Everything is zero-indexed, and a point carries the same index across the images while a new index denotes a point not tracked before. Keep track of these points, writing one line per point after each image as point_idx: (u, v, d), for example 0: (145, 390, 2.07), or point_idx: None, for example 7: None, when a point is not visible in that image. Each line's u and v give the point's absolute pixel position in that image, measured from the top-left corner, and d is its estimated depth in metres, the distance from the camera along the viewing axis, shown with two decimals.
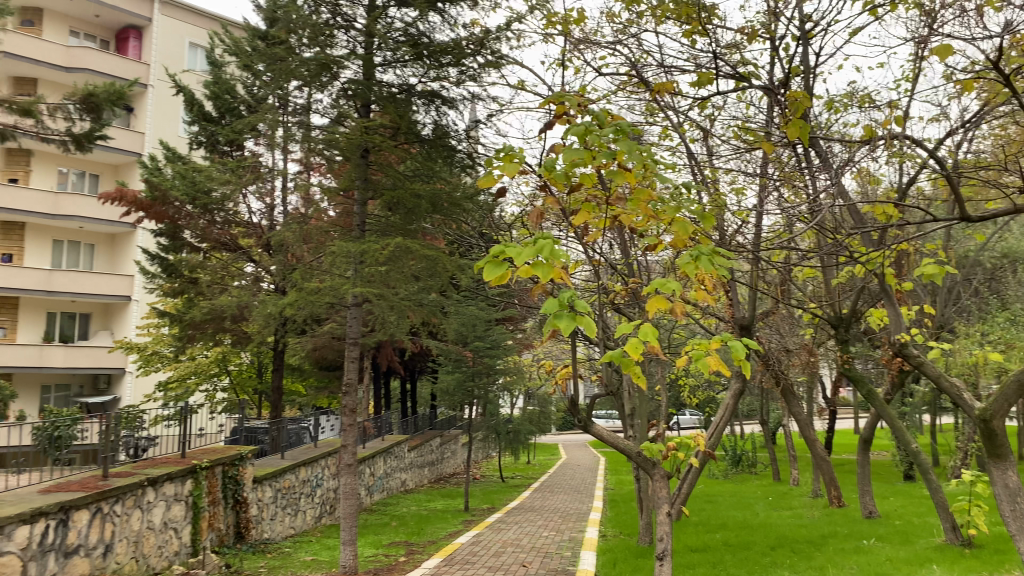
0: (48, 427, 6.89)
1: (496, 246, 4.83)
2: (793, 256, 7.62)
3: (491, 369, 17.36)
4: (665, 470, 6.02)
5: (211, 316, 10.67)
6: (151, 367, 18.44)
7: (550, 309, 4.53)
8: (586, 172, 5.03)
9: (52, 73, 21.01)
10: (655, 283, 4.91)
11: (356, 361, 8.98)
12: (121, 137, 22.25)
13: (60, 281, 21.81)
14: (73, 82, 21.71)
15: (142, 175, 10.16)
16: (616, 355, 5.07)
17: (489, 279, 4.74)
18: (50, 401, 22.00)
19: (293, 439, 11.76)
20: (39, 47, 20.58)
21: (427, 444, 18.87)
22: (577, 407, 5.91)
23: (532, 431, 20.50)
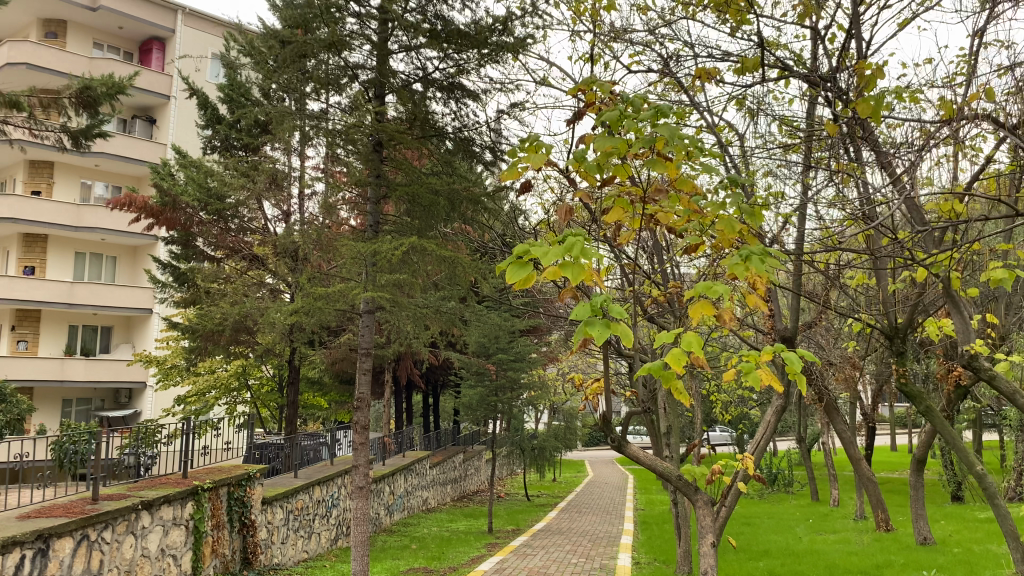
0: (66, 441, 6.87)
1: (520, 245, 4.32)
2: (841, 259, 7.04)
3: (515, 382, 16.85)
4: (708, 495, 5.45)
5: (224, 328, 10.30)
6: (169, 380, 18.14)
7: (581, 314, 4.00)
8: (619, 163, 4.50)
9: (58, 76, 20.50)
10: (700, 286, 4.36)
11: (371, 375, 8.52)
12: (142, 147, 22.14)
13: (82, 293, 21.65)
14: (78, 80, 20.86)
15: (153, 181, 9.83)
16: (656, 367, 4.51)
17: (512, 281, 4.21)
18: (71, 415, 21.83)
19: (310, 456, 11.34)
20: (57, 56, 20.39)
21: (450, 461, 18.37)
22: (610, 426, 5.36)
23: (558, 447, 19.94)
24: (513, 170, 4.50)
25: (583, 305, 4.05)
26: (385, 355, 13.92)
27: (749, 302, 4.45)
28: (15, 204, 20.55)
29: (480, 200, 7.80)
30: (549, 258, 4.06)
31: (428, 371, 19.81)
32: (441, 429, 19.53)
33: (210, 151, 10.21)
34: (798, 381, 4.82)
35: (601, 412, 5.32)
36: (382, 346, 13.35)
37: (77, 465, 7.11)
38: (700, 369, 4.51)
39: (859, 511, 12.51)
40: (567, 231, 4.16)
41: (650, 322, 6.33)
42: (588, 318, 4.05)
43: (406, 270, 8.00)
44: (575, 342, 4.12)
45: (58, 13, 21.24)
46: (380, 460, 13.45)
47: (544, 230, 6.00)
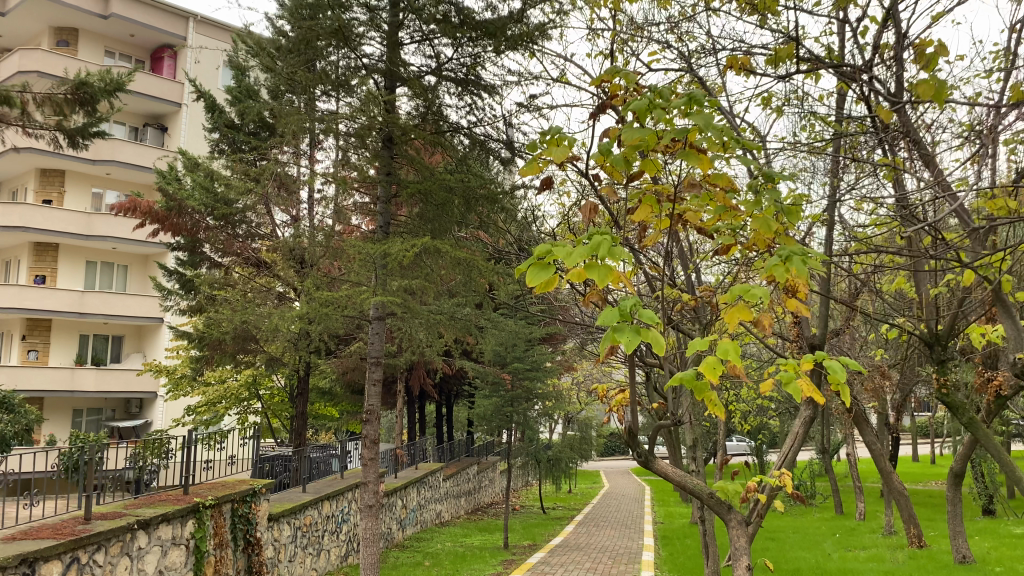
0: (74, 453, 6.63)
1: (540, 246, 3.98)
2: (874, 261, 6.71)
3: (531, 391, 16.54)
4: (742, 514, 5.08)
5: (232, 336, 10.03)
6: (179, 391, 17.89)
7: (608, 319, 3.65)
8: (648, 156, 4.18)
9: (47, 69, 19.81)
10: (738, 289, 4.02)
11: (381, 385, 8.21)
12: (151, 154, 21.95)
13: (93, 303, 21.46)
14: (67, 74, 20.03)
15: (158, 185, 9.60)
16: (690, 377, 4.16)
17: (533, 286, 3.86)
18: (81, 425, 21.65)
19: (320, 469, 11.02)
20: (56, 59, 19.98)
21: (464, 473, 18.02)
22: (636, 440, 5.00)
23: (574, 459, 19.54)
24: (533, 167, 4.15)
25: (610, 308, 3.71)
26: (398, 365, 13.63)
27: (787, 306, 4.11)
28: (26, 213, 20.39)
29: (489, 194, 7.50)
30: (573, 260, 3.71)
31: (441, 380, 19.49)
32: (455, 440, 19.19)
33: (216, 155, 9.93)
34: (841, 392, 4.48)
35: (626, 424, 4.98)
36: (396, 355, 13.06)
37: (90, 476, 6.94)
38: (737, 378, 4.16)
39: (888, 525, 12.08)
40: (592, 230, 3.81)
41: (676, 329, 5.98)
42: (616, 323, 3.70)
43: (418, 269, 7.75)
44: (601, 350, 3.78)
45: (69, 21, 21.16)
46: (392, 472, 13.12)
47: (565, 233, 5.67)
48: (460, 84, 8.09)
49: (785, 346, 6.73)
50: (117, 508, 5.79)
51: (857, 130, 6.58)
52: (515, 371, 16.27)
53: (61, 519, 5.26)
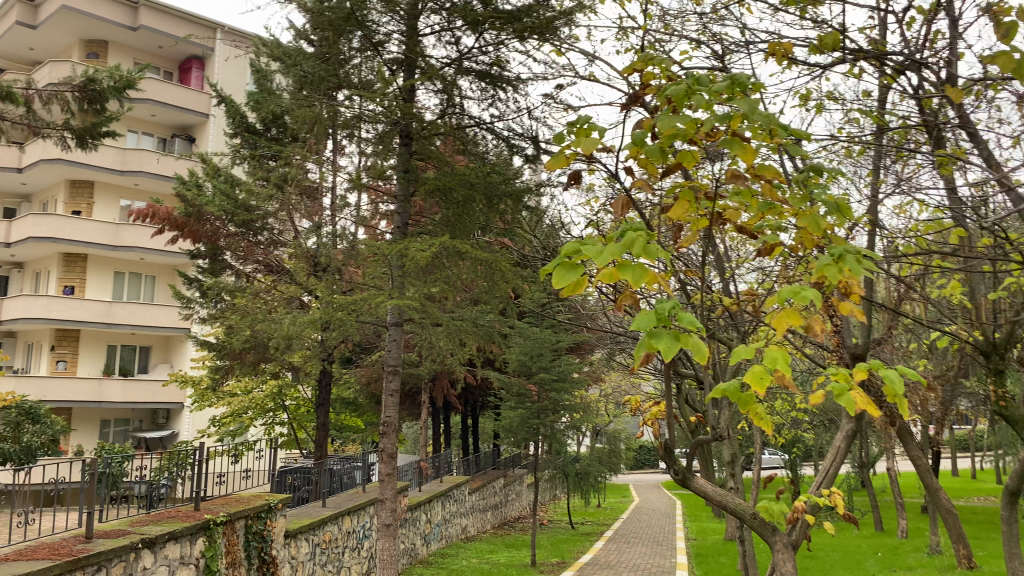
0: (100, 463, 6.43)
1: (570, 244, 3.66)
2: (920, 263, 6.32)
3: (558, 402, 16.17)
4: (788, 538, 4.69)
5: (252, 345, 9.83)
6: (204, 402, 17.79)
7: (644, 324, 3.32)
8: (686, 148, 3.86)
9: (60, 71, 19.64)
10: (785, 291, 3.66)
11: (400, 396, 7.94)
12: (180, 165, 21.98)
13: (120, 313, 21.48)
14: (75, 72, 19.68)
15: (177, 192, 9.46)
16: (734, 389, 3.81)
17: (561, 287, 3.54)
18: (109, 436, 21.67)
19: (343, 482, 10.76)
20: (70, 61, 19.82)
21: (490, 486, 17.67)
22: (672, 455, 4.65)
23: (603, 472, 19.12)
24: (561, 159, 3.85)
25: (646, 312, 3.38)
26: (422, 374, 13.36)
27: (839, 310, 3.75)
28: (55, 224, 20.51)
29: (512, 192, 7.23)
30: (607, 259, 3.39)
31: (467, 391, 19.19)
32: (482, 452, 18.86)
33: (237, 161, 9.74)
34: (898, 405, 4.09)
35: (661, 438, 4.64)
36: (420, 365, 12.78)
37: (111, 489, 6.82)
38: (784, 388, 3.80)
39: (934, 544, 11.53)
40: (626, 226, 3.48)
41: (713, 337, 5.62)
42: (652, 329, 3.37)
43: (440, 272, 7.49)
44: (636, 358, 3.44)
45: (99, 33, 21.31)
46: (416, 486, 12.83)
47: (595, 233, 5.36)
48: (485, 84, 7.83)
49: (829, 355, 6.35)
50: (123, 526, 5.57)
51: (905, 126, 6.21)
52: (542, 383, 15.94)
53: (62, 538, 5.05)
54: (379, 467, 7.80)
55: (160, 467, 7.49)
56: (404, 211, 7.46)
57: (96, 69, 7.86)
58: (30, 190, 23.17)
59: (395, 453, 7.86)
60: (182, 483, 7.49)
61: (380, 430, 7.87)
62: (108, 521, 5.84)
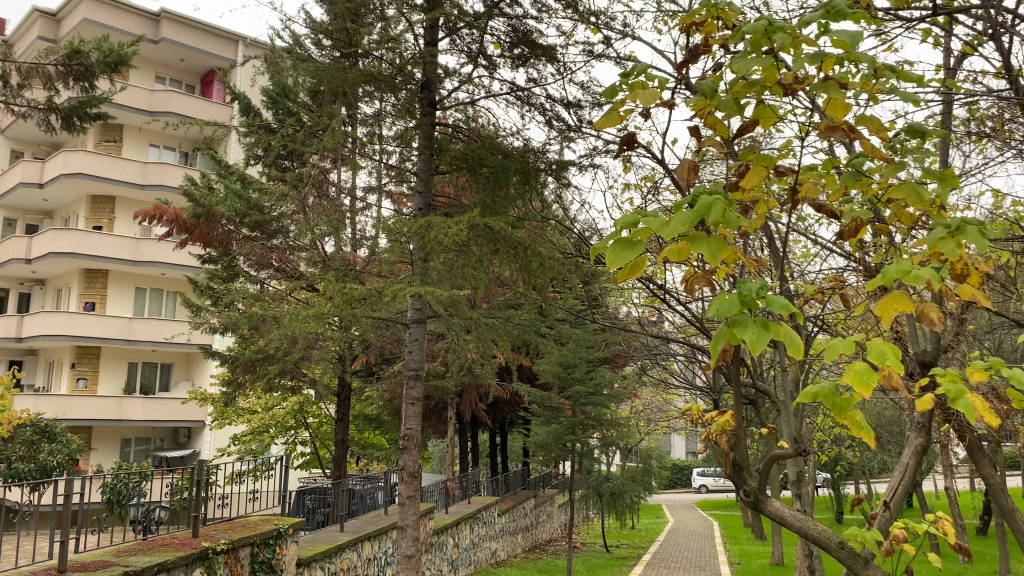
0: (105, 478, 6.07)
1: (626, 217, 2.99)
2: (1005, 251, 5.64)
3: (591, 417, 15.45)
4: (885, 572, 3.92)
5: (267, 356, 9.26)
6: (224, 419, 17.28)
7: (726, 309, 2.64)
8: (765, 103, 3.22)
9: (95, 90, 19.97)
10: (894, 270, 2.94)
11: (422, 409, 7.30)
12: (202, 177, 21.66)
13: (141, 330, 21.11)
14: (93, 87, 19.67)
15: (186, 193, 8.97)
16: (830, 392, 3.09)
17: (616, 268, 2.86)
18: (130, 455, 21.27)
19: (365, 504, 10.13)
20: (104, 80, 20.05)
21: (520, 507, 16.94)
22: (742, 473, 3.93)
23: (638, 492, 18.31)
24: (615, 116, 3.19)
25: (728, 293, 2.70)
26: (449, 388, 12.75)
27: (962, 296, 3.04)
28: (76, 239, 20.25)
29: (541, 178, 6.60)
30: (676, 231, 2.71)
31: (496, 407, 18.54)
32: (511, 471, 18.13)
33: (252, 161, 9.22)
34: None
35: (727, 455, 3.94)
36: (448, 377, 12.14)
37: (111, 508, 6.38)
38: (890, 387, 3.10)
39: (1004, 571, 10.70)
40: (697, 190, 2.81)
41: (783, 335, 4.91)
42: (737, 313, 2.67)
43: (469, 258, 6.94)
44: (715, 352, 2.76)
45: None
46: (443, 507, 12.17)
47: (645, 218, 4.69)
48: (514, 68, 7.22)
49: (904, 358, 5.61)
50: (105, 557, 4.98)
51: (978, 99, 5.57)
52: (576, 397, 15.35)
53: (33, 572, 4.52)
54: (401, 488, 7.17)
55: (161, 487, 6.94)
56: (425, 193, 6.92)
57: (82, 40, 7.89)
58: (53, 206, 23.01)
59: (417, 472, 7.22)
60: (186, 508, 6.88)
61: (401, 445, 7.27)
62: (93, 550, 5.28)
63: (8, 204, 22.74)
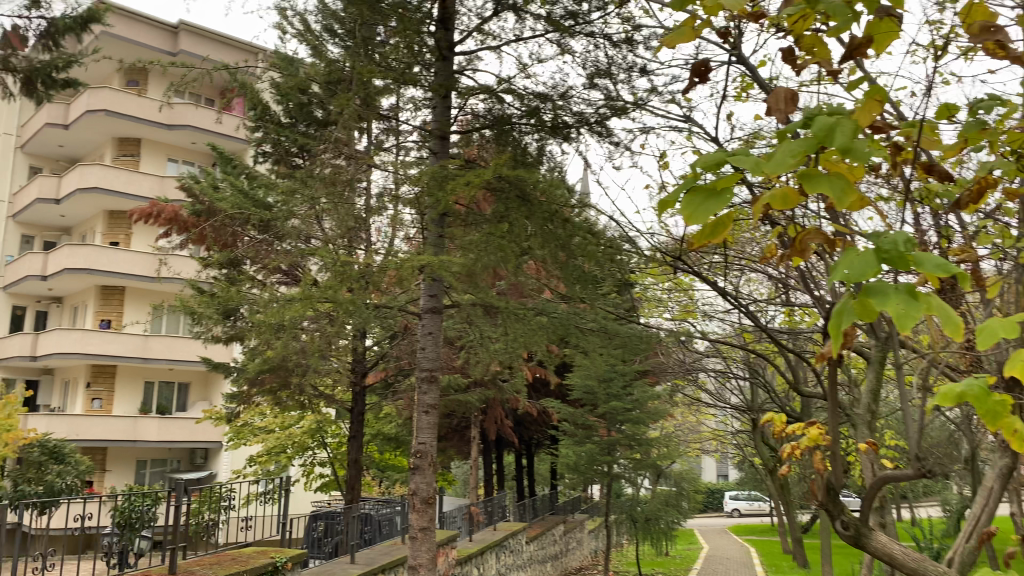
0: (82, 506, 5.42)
1: (707, 156, 2.26)
2: None
3: (624, 436, 14.69)
4: None
5: (274, 369, 8.58)
6: (240, 440, 16.60)
7: (862, 272, 1.87)
8: (879, 16, 2.48)
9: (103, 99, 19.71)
10: None
11: (437, 427, 6.58)
12: None
13: (157, 348, 20.57)
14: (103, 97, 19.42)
15: (188, 192, 8.38)
16: (978, 392, 2.30)
17: (696, 222, 2.12)
18: (145, 477, 20.68)
19: (382, 531, 9.34)
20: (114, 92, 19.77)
21: (549, 534, 16.05)
22: (838, 501, 3.13)
23: (673, 518, 17.36)
24: (687, 32, 2.47)
25: (859, 253, 1.93)
26: (473, 404, 11.97)
27: None
28: (91, 254, 19.84)
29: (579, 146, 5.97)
30: (786, 162, 1.95)
31: (523, 427, 17.74)
32: (539, 496, 17.27)
33: (261, 158, 8.63)
34: None
35: (824, 480, 3.07)
36: (471, 393, 11.38)
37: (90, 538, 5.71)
38: None
39: None
40: (809, 111, 2.06)
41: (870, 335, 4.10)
42: (875, 276, 1.90)
43: (493, 238, 6.14)
44: (839, 336, 1.99)
45: (139, 60, 20.81)
46: (467, 535, 11.36)
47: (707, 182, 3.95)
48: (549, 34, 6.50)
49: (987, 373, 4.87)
50: None
51: None
52: (612, 415, 14.70)
53: None
54: (412, 518, 6.39)
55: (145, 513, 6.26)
56: (443, 165, 6.29)
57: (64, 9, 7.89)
58: (71, 222, 22.74)
59: (431, 497, 6.44)
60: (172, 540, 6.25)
61: (412, 463, 6.53)
62: None
63: (28, 221, 22.49)
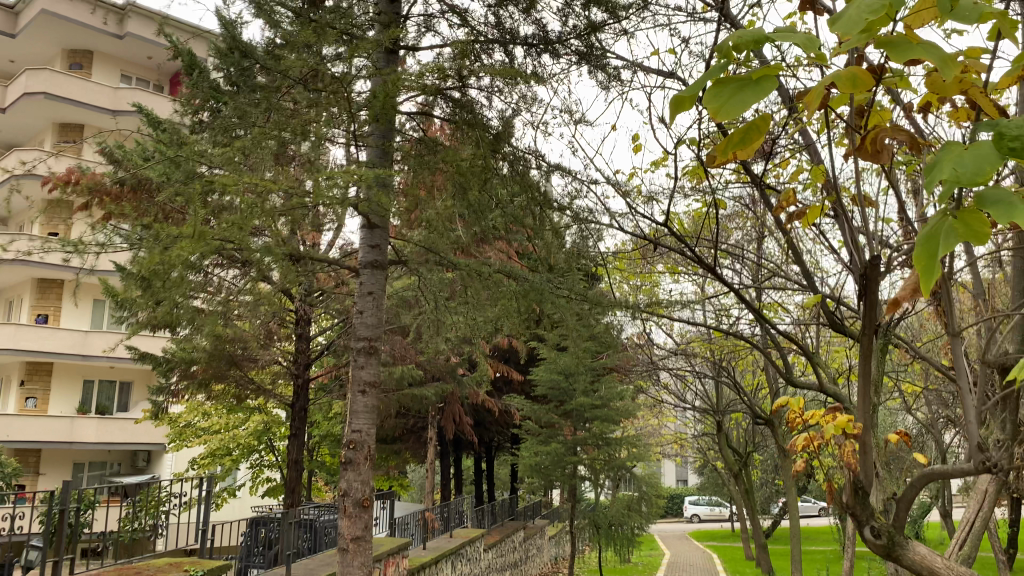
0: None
1: (743, 35, 1.67)
2: None
3: (591, 435, 14.29)
4: None
5: (208, 359, 7.84)
6: (182, 441, 15.72)
7: (974, 174, 1.28)
8: None
9: (43, 81, 18.64)
10: None
11: (373, 420, 5.91)
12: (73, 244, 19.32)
13: (97, 344, 19.55)
14: (43, 78, 18.34)
15: (116, 165, 7.63)
16: None
17: (729, 117, 1.51)
18: (82, 480, 19.63)
19: (323, 538, 8.63)
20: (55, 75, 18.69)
21: (508, 541, 15.44)
22: (868, 507, 2.57)
23: (636, 524, 16.90)
24: None
25: (966, 149, 1.35)
26: (430, 401, 11.33)
27: None
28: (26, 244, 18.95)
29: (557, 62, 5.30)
30: (860, 28, 1.39)
31: (484, 428, 17.15)
32: (498, 500, 16.67)
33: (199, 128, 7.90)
34: None
35: (850, 475, 2.55)
36: (426, 388, 10.73)
37: None
38: None
39: None
40: None
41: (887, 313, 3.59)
42: (991, 179, 1.31)
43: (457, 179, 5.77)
44: (931, 272, 1.37)
45: (83, 42, 19.84)
46: (420, 542, 10.71)
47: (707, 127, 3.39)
48: None
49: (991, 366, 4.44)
50: None
51: None
52: (581, 411, 14.38)
53: None
54: (343, 526, 5.69)
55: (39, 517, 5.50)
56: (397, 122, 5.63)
57: None
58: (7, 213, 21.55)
59: (365, 500, 5.75)
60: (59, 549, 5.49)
61: (345, 459, 5.84)
62: None
63: None
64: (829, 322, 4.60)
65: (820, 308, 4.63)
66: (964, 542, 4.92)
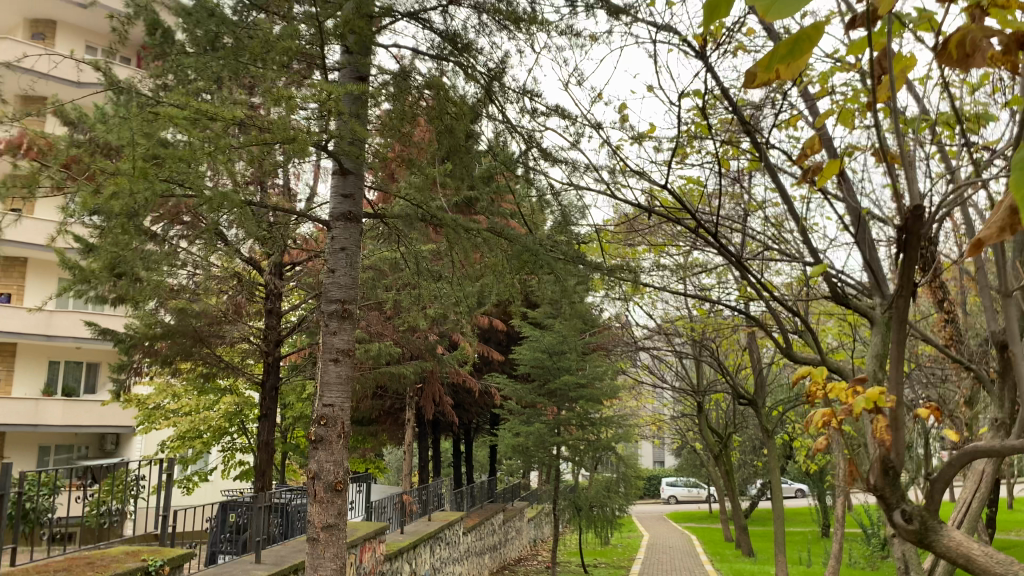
0: None
1: None
2: None
3: (574, 415, 14.07)
4: None
5: (173, 335, 7.43)
6: (151, 424, 15.24)
7: None
8: None
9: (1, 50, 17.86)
10: None
11: (346, 396, 5.58)
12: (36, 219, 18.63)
13: (62, 324, 18.93)
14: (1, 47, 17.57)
15: (71, 128, 7.13)
16: None
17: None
18: (49, 464, 19.08)
19: (294, 523, 8.29)
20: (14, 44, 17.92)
21: (487, 523, 15.21)
22: (905, 492, 2.31)
23: (617, 505, 16.76)
24: None
25: None
26: (408, 379, 10.99)
27: None
28: None
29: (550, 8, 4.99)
30: None
31: (462, 409, 16.85)
32: (477, 482, 16.41)
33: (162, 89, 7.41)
34: None
35: (885, 456, 2.30)
36: (405, 366, 10.38)
37: None
38: None
39: None
40: None
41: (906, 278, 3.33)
42: None
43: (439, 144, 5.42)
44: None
45: (45, 11, 19.04)
46: (397, 525, 10.42)
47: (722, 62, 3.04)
48: None
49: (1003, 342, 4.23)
50: None
51: None
52: (563, 391, 14.12)
53: None
54: (312, 510, 5.38)
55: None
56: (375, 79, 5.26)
57: None
58: None
59: (338, 483, 5.44)
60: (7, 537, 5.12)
61: (315, 436, 5.50)
62: None
63: None
64: (833, 294, 4.37)
65: (824, 279, 4.39)
66: (962, 520, 4.75)
